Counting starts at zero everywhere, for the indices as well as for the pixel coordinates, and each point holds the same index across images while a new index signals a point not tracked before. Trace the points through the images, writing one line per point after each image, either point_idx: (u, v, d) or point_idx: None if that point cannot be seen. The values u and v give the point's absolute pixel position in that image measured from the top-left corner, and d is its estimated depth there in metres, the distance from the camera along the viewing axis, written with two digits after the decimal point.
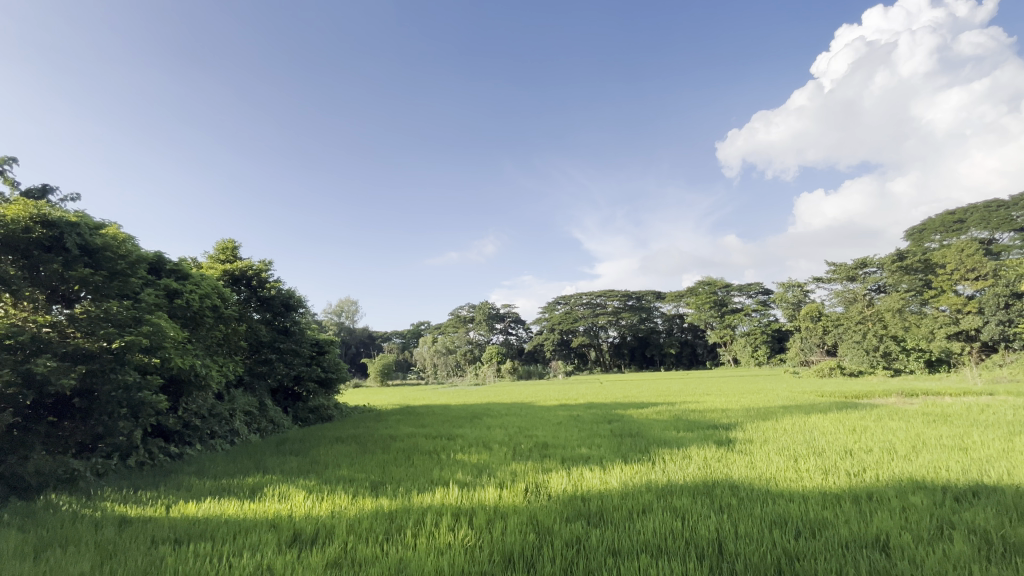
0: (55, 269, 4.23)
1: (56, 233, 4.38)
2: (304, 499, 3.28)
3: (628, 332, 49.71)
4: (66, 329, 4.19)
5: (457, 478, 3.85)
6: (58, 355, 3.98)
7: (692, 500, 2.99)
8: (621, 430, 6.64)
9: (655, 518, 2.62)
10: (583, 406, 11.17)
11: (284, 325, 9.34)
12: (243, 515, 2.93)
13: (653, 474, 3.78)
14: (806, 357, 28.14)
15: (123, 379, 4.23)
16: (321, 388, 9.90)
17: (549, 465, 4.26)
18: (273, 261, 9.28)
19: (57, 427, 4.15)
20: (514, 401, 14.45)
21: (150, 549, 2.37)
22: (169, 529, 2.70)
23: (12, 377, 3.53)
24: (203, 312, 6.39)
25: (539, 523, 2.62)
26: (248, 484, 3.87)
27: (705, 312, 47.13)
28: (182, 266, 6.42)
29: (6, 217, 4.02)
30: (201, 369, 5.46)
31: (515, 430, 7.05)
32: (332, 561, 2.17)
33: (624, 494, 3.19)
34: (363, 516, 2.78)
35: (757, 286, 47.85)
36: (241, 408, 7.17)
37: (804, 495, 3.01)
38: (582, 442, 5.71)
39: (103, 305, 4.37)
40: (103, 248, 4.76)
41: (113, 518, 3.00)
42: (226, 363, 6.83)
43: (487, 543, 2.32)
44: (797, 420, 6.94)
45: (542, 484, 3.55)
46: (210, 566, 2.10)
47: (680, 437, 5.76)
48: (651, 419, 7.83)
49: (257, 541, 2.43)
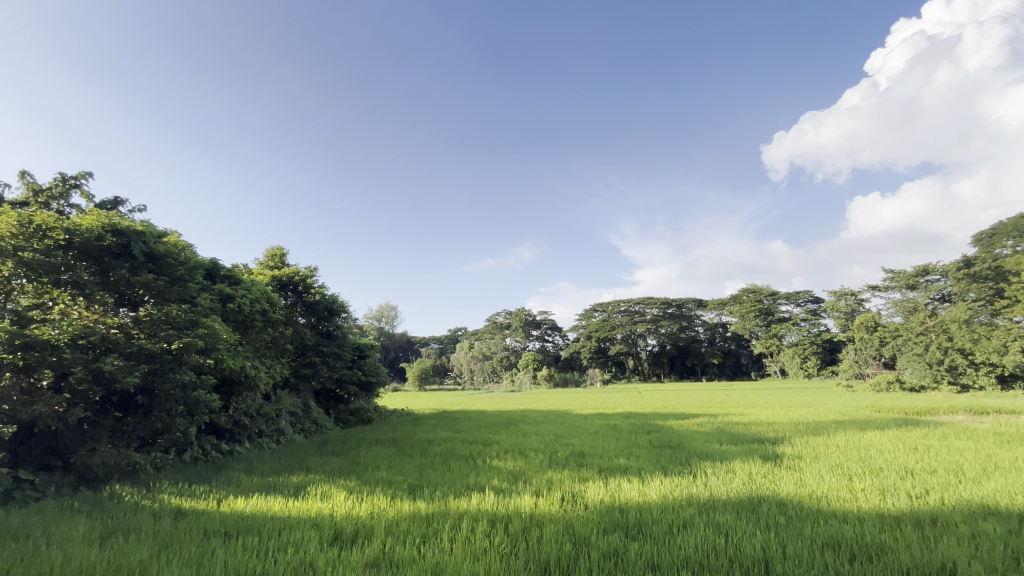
0: (123, 275, 4.55)
1: (125, 241, 4.72)
2: (345, 499, 3.36)
3: (668, 341, 48.44)
4: (132, 330, 4.50)
5: (493, 484, 3.85)
6: (124, 355, 4.28)
7: (737, 516, 2.87)
8: (661, 441, 6.48)
9: (696, 534, 2.53)
10: (622, 416, 10.94)
11: (328, 330, 9.70)
12: (288, 512, 3.05)
13: (695, 487, 3.66)
14: (861, 369, 26.57)
15: (181, 378, 4.47)
16: (362, 392, 10.17)
17: (586, 474, 4.20)
18: (318, 268, 9.66)
19: (122, 423, 4.45)
20: (549, 409, 14.32)
21: (203, 541, 2.49)
22: (220, 523, 2.83)
23: (83, 375, 3.83)
24: (254, 316, 6.72)
25: (576, 533, 2.59)
26: (293, 483, 4.00)
27: (750, 321, 45.42)
28: (235, 272, 6.78)
29: (83, 227, 4.37)
30: (251, 371, 5.71)
31: (552, 438, 7.00)
32: (371, 561, 2.21)
33: (664, 508, 3.09)
34: (401, 519, 2.82)
35: (807, 294, 45.69)
36: (287, 409, 7.46)
37: (860, 516, 2.83)
38: (620, 452, 5.60)
39: (165, 309, 4.68)
40: (166, 255, 5.08)
41: (169, 509, 3.19)
42: (274, 365, 7.14)
43: (522, 550, 2.31)
44: (851, 436, 6.55)
45: (579, 493, 3.51)
46: (257, 560, 2.18)
47: (723, 450, 5.56)
48: (692, 431, 7.58)
49: (300, 538, 2.51)
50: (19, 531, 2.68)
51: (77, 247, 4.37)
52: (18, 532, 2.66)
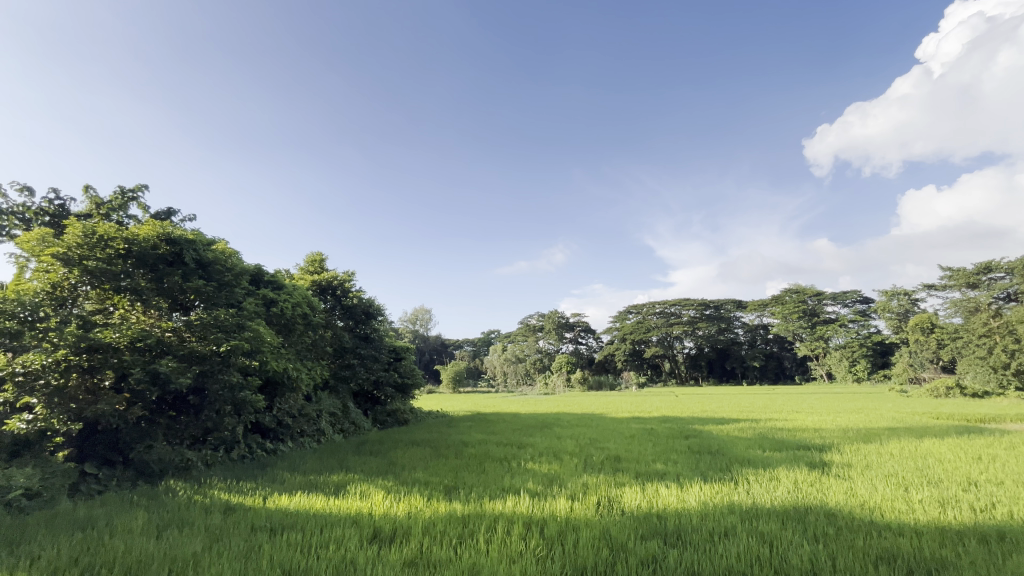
0: (176, 281, 4.81)
1: (178, 249, 5.00)
2: (383, 498, 3.43)
3: (706, 343, 47.15)
4: (184, 333, 4.75)
5: (528, 487, 3.84)
6: (177, 356, 4.52)
7: (782, 526, 2.76)
8: (700, 446, 6.31)
9: (739, 542, 2.45)
10: (658, 420, 10.70)
11: (365, 333, 9.95)
12: (329, 509, 3.14)
13: (736, 495, 3.54)
14: (916, 373, 25.05)
15: (229, 379, 4.68)
16: (398, 393, 10.38)
17: (622, 479, 4.14)
18: (355, 272, 9.94)
19: (176, 421, 4.71)
20: (584, 411, 14.17)
21: (250, 535, 2.60)
22: (266, 519, 2.94)
23: (141, 376, 4.07)
24: (295, 319, 6.96)
25: (612, 538, 2.55)
26: (333, 481, 4.12)
27: (793, 322, 43.65)
28: (277, 278, 7.07)
29: (140, 237, 4.67)
30: (293, 372, 5.90)
31: (587, 441, 6.93)
32: (410, 560, 2.25)
33: (704, 515, 3.00)
34: (437, 519, 2.85)
35: (855, 294, 43.57)
36: (327, 409, 7.70)
37: (918, 529, 2.67)
38: (657, 456, 5.49)
39: (213, 313, 4.91)
40: (214, 261, 5.34)
41: (219, 504, 3.34)
42: (315, 366, 7.38)
43: (559, 554, 2.29)
44: (906, 444, 6.20)
45: (615, 498, 3.46)
46: (300, 555, 2.26)
47: (766, 456, 5.35)
48: (732, 437, 7.34)
49: (341, 535, 2.58)
50: (86, 521, 2.88)
51: (135, 255, 4.66)
52: (85, 523, 2.84)
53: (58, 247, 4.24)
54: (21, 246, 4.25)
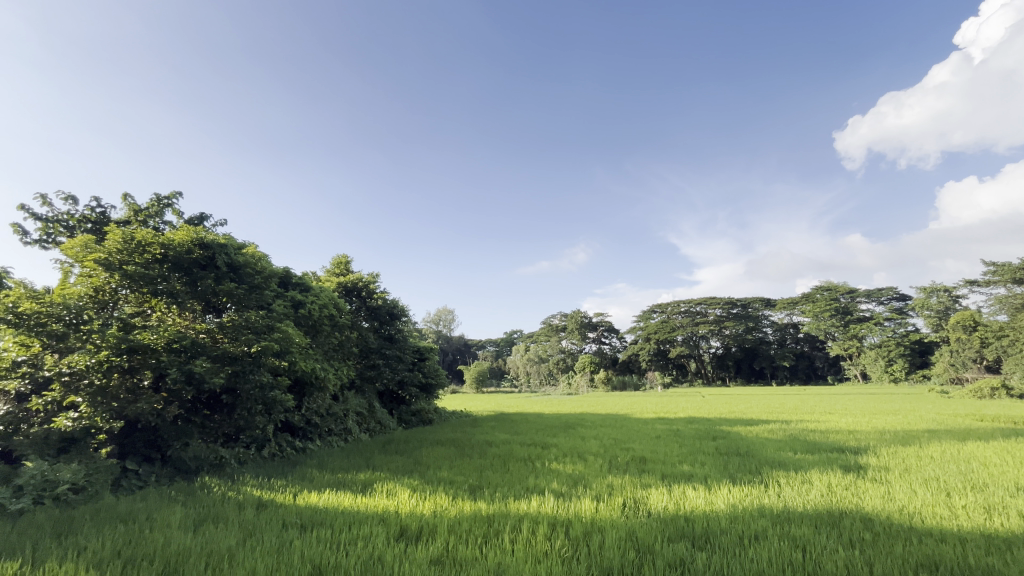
0: (209, 284, 4.97)
1: (211, 253, 5.16)
2: (409, 497, 3.48)
3: (733, 343, 46.15)
4: (217, 335, 4.91)
5: (552, 487, 3.83)
6: (211, 357, 4.67)
7: (815, 531, 2.67)
8: (728, 448, 6.18)
9: (770, 546, 2.40)
10: (684, 421, 10.51)
11: (390, 333, 10.09)
12: (357, 507, 3.20)
13: (766, 498, 3.46)
14: (958, 374, 23.95)
15: (260, 379, 4.79)
16: (423, 393, 10.50)
17: (648, 480, 4.09)
18: (379, 274, 10.09)
19: (210, 419, 4.87)
20: (607, 412, 14.06)
21: (282, 531, 2.67)
22: (296, 515, 3.01)
23: (177, 376, 4.23)
24: (322, 320, 7.12)
25: (638, 540, 2.52)
26: (360, 480, 4.19)
27: (825, 321, 42.34)
28: (305, 280, 7.24)
29: (175, 242, 4.85)
30: (321, 373, 6.01)
31: (611, 442, 6.88)
32: (436, 558, 2.27)
33: (734, 518, 2.94)
34: (463, 518, 2.88)
35: (891, 291, 41.97)
36: (354, 409, 7.84)
37: (960, 536, 2.56)
38: (683, 458, 5.41)
39: (244, 315, 5.04)
40: (245, 265, 5.49)
41: (252, 501, 3.44)
42: (341, 367, 7.53)
43: (584, 556, 2.28)
44: (947, 447, 5.94)
45: (641, 499, 3.42)
46: (330, 551, 2.31)
47: (798, 459, 5.22)
48: (761, 438, 7.17)
49: (369, 533, 2.62)
50: (128, 515, 3.01)
51: (170, 260, 4.85)
52: (127, 517, 2.97)
53: (100, 253, 4.44)
54: (66, 252, 4.46)
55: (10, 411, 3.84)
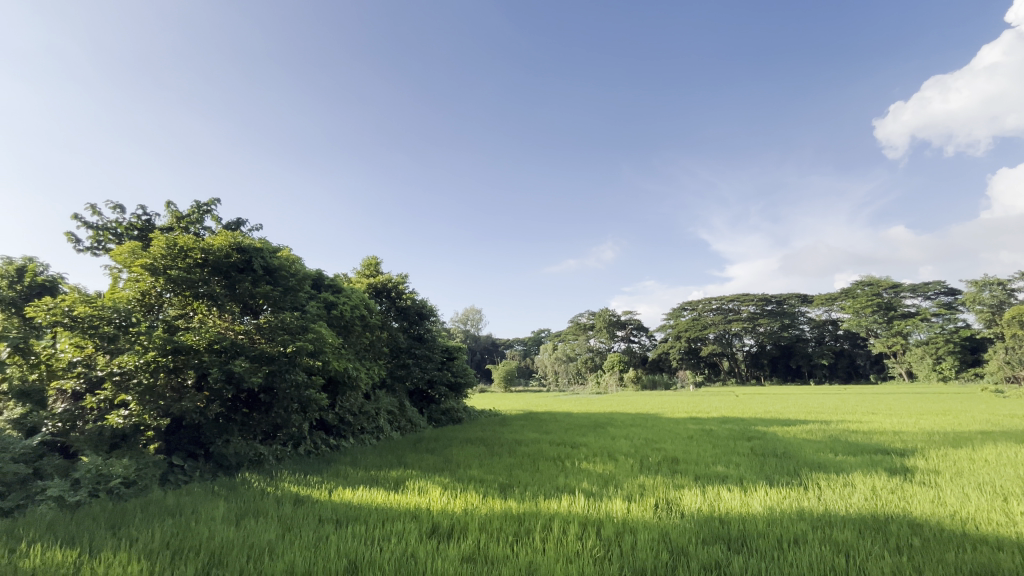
0: (246, 287, 5.14)
1: (247, 257, 5.34)
2: (440, 495, 3.52)
3: (768, 341, 44.79)
4: (255, 336, 5.08)
5: (582, 487, 3.80)
6: (249, 357, 4.83)
7: (859, 535, 2.57)
8: (764, 448, 6.00)
9: (811, 551, 2.32)
10: (717, 421, 10.26)
11: (419, 333, 10.22)
12: (390, 504, 3.26)
13: (805, 500, 3.34)
14: (1014, 372, 22.55)
15: (295, 378, 4.92)
16: (451, 392, 10.62)
17: (681, 481, 4.01)
18: (408, 274, 10.23)
19: (250, 417, 5.05)
20: (638, 412, 13.86)
21: (319, 526, 2.75)
22: (332, 511, 3.09)
23: (219, 375, 4.40)
24: (354, 321, 7.27)
25: (672, 542, 2.48)
26: (393, 477, 4.26)
27: (866, 317, 40.60)
28: (337, 282, 7.41)
29: (215, 246, 5.04)
30: (354, 372, 6.12)
31: (642, 442, 6.79)
32: (468, 555, 2.29)
33: (771, 521, 2.85)
34: (494, 517, 2.89)
35: (938, 285, 39.94)
36: (385, 407, 7.99)
37: (1022, 544, 2.40)
38: (717, 459, 5.28)
39: (280, 316, 5.19)
40: (280, 268, 5.65)
41: (290, 496, 3.55)
42: (372, 366, 7.67)
43: (617, 556, 2.26)
44: (1002, 450, 5.61)
45: (674, 500, 3.36)
46: (366, 546, 2.36)
47: (839, 460, 5.02)
48: (799, 439, 6.93)
49: (402, 529, 2.67)
50: (175, 508, 3.16)
51: (211, 264, 5.05)
52: (175, 509, 3.12)
53: (146, 259, 4.66)
54: (115, 258, 4.71)
55: (67, 409, 4.08)
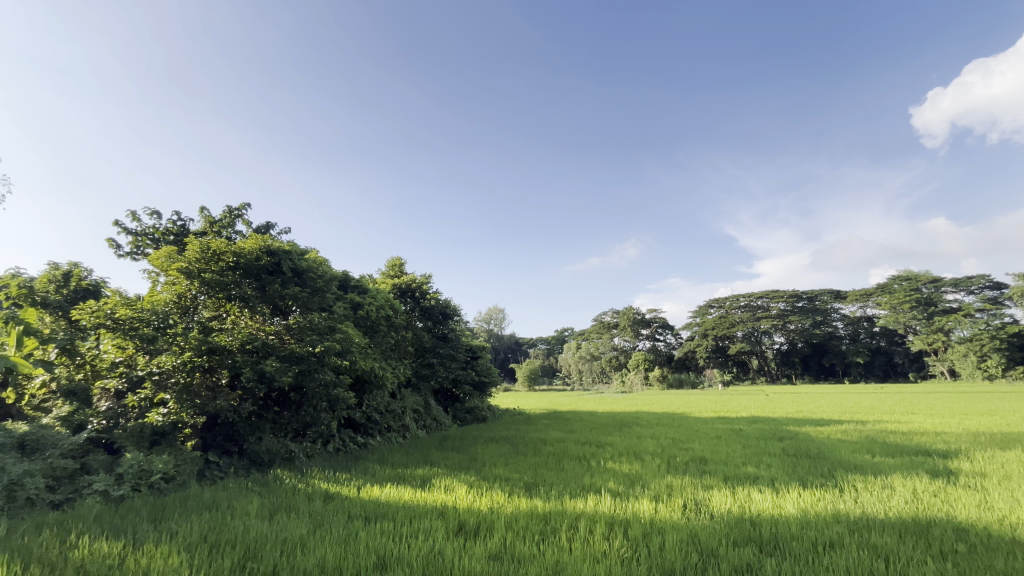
0: (276, 289, 5.28)
1: (277, 259, 5.48)
2: (466, 493, 3.54)
3: (799, 338, 43.51)
4: (285, 336, 5.21)
5: (608, 487, 3.77)
6: (280, 357, 4.96)
7: (899, 540, 2.48)
8: (796, 449, 5.84)
9: (848, 554, 2.24)
10: (747, 420, 10.02)
11: (443, 333, 10.31)
12: (417, 501, 3.30)
13: (841, 503, 3.24)
14: None
15: (323, 377, 5.02)
16: (476, 391, 10.68)
17: (710, 481, 3.94)
18: (431, 274, 10.34)
19: (280, 415, 5.18)
20: (663, 411, 13.65)
21: (349, 523, 2.80)
22: (361, 508, 3.15)
23: (251, 375, 4.54)
24: (379, 321, 7.38)
25: (702, 543, 2.44)
26: (420, 475, 4.32)
27: (904, 313, 38.99)
28: (362, 283, 7.55)
29: (246, 250, 5.20)
30: (380, 371, 6.21)
31: (668, 441, 6.69)
32: (495, 553, 2.31)
33: (805, 523, 2.77)
34: (520, 515, 2.90)
35: (982, 279, 38.06)
36: (411, 406, 8.09)
37: None
38: (747, 459, 5.15)
39: (308, 317, 5.30)
40: (308, 269, 5.77)
41: (320, 493, 3.63)
42: (398, 365, 7.78)
43: (645, 557, 2.23)
44: None
45: (703, 501, 3.30)
46: (394, 543, 2.40)
47: (877, 462, 4.84)
48: (834, 439, 6.71)
49: (429, 527, 2.70)
50: (212, 502, 3.27)
51: (242, 267, 5.21)
52: (211, 504, 3.23)
53: (181, 263, 4.85)
54: (152, 262, 4.90)
55: (110, 407, 4.28)
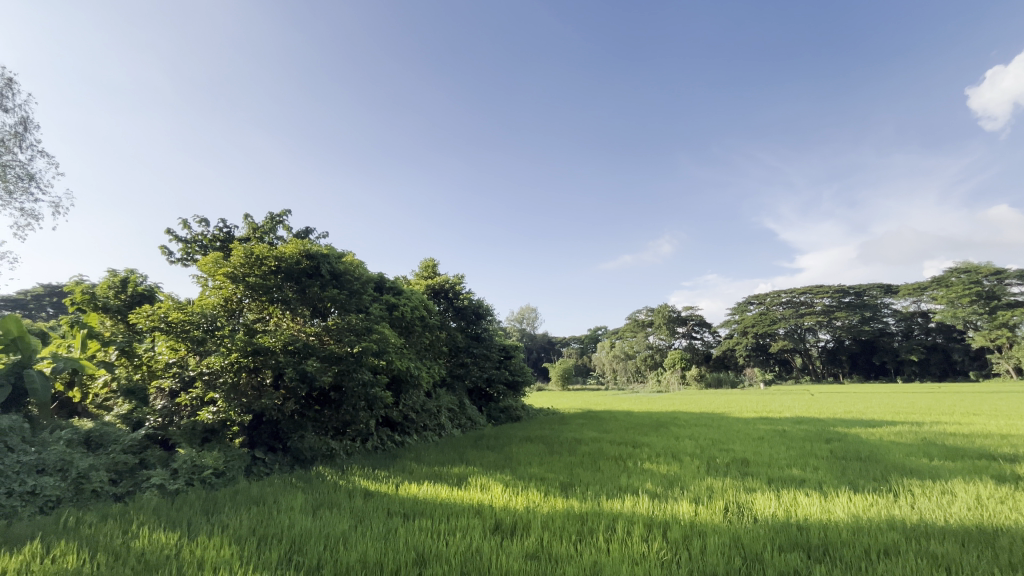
0: (315, 291, 5.44)
1: (315, 262, 5.64)
2: (502, 492, 3.55)
3: (846, 336, 41.53)
4: (324, 337, 5.36)
5: (646, 487, 3.71)
6: (320, 357, 5.10)
7: (962, 549, 2.33)
8: (846, 451, 5.57)
9: (903, 563, 2.13)
10: (792, 422, 9.62)
11: (476, 333, 10.36)
12: (454, 500, 3.34)
13: (895, 508, 3.07)
14: None
15: (361, 377, 5.14)
16: (510, 390, 10.72)
17: (752, 484, 3.82)
18: (464, 275, 10.42)
19: (321, 414, 5.33)
20: (702, 411, 13.30)
21: (388, 519, 2.86)
22: (400, 505, 3.21)
23: (294, 374, 4.69)
24: (414, 321, 7.49)
25: (746, 547, 2.37)
26: (456, 473, 4.36)
27: (964, 308, 36.59)
28: (397, 284, 7.70)
29: (287, 255, 5.39)
30: (415, 371, 6.29)
31: (708, 442, 6.51)
32: (532, 553, 2.31)
33: (856, 529, 2.65)
34: (557, 515, 2.89)
35: None
36: (446, 405, 8.20)
37: None
38: (792, 461, 4.96)
39: (346, 318, 5.43)
40: (345, 272, 5.90)
41: (360, 490, 3.71)
42: (432, 365, 7.89)
43: (685, 560, 2.18)
44: None
45: (746, 504, 3.20)
46: (432, 541, 2.43)
47: (936, 466, 4.55)
48: (887, 442, 6.36)
49: (466, 525, 2.72)
50: (259, 497, 3.41)
51: (283, 271, 5.41)
52: (258, 499, 3.37)
53: (227, 268, 5.08)
54: (201, 267, 5.16)
55: (165, 406, 4.54)
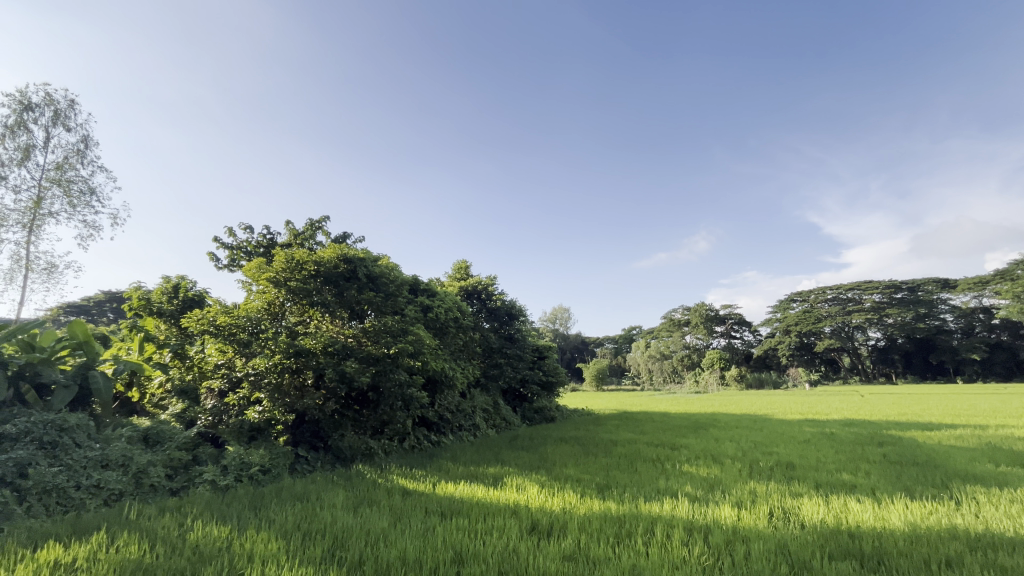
0: (353, 294, 5.58)
1: (352, 266, 5.78)
2: (538, 492, 3.55)
3: (899, 333, 39.32)
4: (362, 339, 5.49)
5: (686, 491, 3.62)
6: (359, 358, 5.23)
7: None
8: (900, 456, 5.28)
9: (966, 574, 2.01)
10: (840, 424, 9.18)
11: (509, 333, 10.37)
12: (490, 500, 3.36)
13: (956, 517, 2.89)
14: None
15: (398, 377, 5.24)
16: (544, 391, 10.69)
17: (799, 488, 3.67)
18: (497, 276, 10.45)
19: (361, 413, 5.47)
20: (742, 413, 12.87)
21: (426, 518, 2.90)
22: (437, 504, 3.26)
23: (334, 375, 4.83)
24: (448, 322, 7.58)
25: (792, 554, 2.28)
26: (491, 473, 4.39)
27: None
28: (431, 286, 7.81)
29: (326, 259, 5.57)
30: (450, 371, 6.36)
31: (750, 445, 6.30)
32: (569, 554, 2.29)
33: (913, 538, 2.51)
34: (593, 517, 2.86)
35: None
36: (480, 405, 8.27)
37: None
38: (842, 465, 4.74)
39: (383, 320, 5.53)
40: (381, 275, 5.96)
41: (398, 488, 3.79)
42: (467, 366, 7.96)
43: (728, 566, 2.12)
44: None
45: (792, 509, 3.08)
46: (469, 540, 2.45)
47: (1002, 473, 4.25)
48: (945, 446, 5.98)
49: (503, 525, 2.73)
50: (303, 493, 3.54)
51: (323, 275, 5.59)
52: (302, 495, 3.49)
53: (270, 273, 5.30)
54: (246, 273, 5.39)
55: (215, 405, 4.76)
